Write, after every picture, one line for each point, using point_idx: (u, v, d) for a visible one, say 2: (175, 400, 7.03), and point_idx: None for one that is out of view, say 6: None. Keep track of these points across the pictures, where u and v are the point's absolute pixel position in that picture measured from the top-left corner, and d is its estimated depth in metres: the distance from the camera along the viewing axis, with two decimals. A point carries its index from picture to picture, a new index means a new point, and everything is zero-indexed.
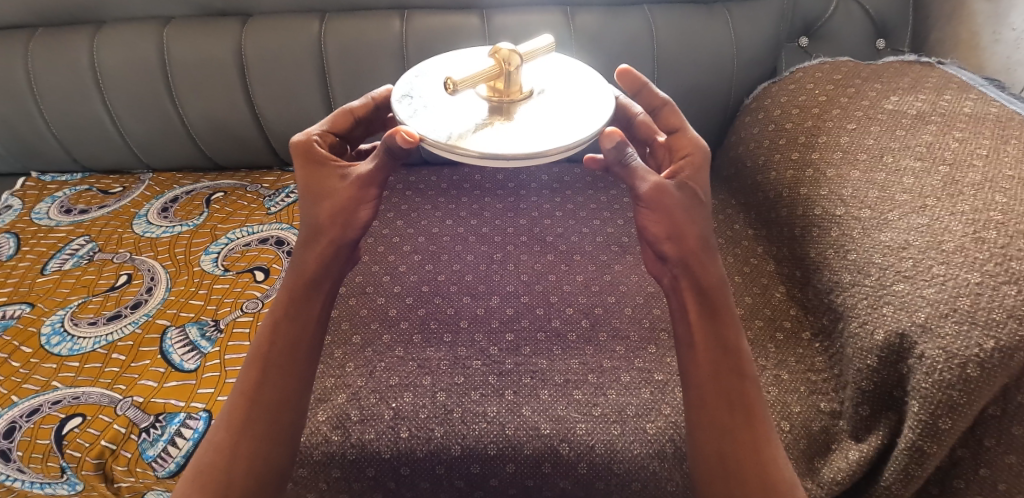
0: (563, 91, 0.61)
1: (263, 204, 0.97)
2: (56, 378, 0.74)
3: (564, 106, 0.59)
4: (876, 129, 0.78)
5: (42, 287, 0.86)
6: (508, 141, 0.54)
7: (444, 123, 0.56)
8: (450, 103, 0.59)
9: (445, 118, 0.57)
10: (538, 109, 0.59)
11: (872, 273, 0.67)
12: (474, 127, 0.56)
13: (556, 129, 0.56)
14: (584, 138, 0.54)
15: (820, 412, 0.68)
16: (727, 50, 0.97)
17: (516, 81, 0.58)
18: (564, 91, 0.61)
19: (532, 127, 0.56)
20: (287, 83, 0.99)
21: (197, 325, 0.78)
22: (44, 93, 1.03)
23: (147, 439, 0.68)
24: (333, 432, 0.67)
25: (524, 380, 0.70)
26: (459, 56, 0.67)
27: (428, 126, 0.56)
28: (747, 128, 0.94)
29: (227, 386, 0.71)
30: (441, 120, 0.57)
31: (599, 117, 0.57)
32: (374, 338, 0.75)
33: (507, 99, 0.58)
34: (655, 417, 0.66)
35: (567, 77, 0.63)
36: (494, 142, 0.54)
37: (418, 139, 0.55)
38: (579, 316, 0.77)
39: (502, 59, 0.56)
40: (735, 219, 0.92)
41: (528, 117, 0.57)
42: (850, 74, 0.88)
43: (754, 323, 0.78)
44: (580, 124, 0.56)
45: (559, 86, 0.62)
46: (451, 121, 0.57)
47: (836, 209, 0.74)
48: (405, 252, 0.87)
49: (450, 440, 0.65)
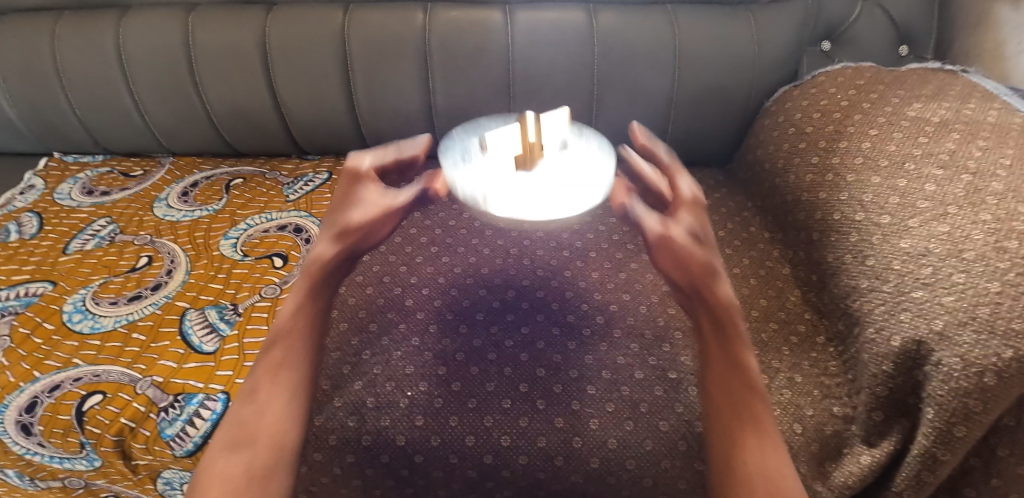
0: (581, 155, 0.72)
1: (282, 191, 0.98)
2: (78, 356, 0.75)
3: (577, 171, 0.69)
4: (898, 135, 0.77)
5: (64, 266, 0.87)
6: (515, 206, 0.62)
7: (474, 181, 0.66)
8: (484, 159, 0.70)
9: (477, 175, 0.67)
10: (554, 168, 0.69)
11: (890, 279, 0.67)
12: (499, 187, 0.65)
13: (570, 193, 0.66)
14: (589, 206, 0.64)
15: (833, 417, 0.68)
16: (749, 52, 0.97)
17: (537, 143, 0.69)
18: (581, 154, 0.72)
19: (543, 180, 0.67)
20: (308, 71, 1.00)
21: (216, 308, 0.79)
22: (69, 75, 1.04)
23: (165, 418, 0.69)
24: (349, 418, 0.67)
25: (539, 373, 0.70)
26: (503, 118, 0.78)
27: (463, 182, 0.67)
28: (767, 131, 0.94)
29: (244, 368, 0.72)
30: (471, 178, 0.67)
31: (604, 185, 0.67)
32: (391, 327, 0.76)
33: (529, 155, 0.69)
34: (668, 415, 0.67)
35: (586, 140, 0.75)
36: (512, 206, 0.62)
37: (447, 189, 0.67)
38: (595, 313, 0.78)
39: (524, 123, 0.69)
40: (751, 221, 0.93)
41: (545, 174, 0.68)
42: (873, 80, 0.88)
43: (768, 326, 0.78)
44: (587, 191, 0.66)
45: (579, 150, 0.73)
46: (481, 179, 0.67)
47: (856, 214, 0.74)
48: (422, 243, 0.87)
49: (465, 430, 0.66)
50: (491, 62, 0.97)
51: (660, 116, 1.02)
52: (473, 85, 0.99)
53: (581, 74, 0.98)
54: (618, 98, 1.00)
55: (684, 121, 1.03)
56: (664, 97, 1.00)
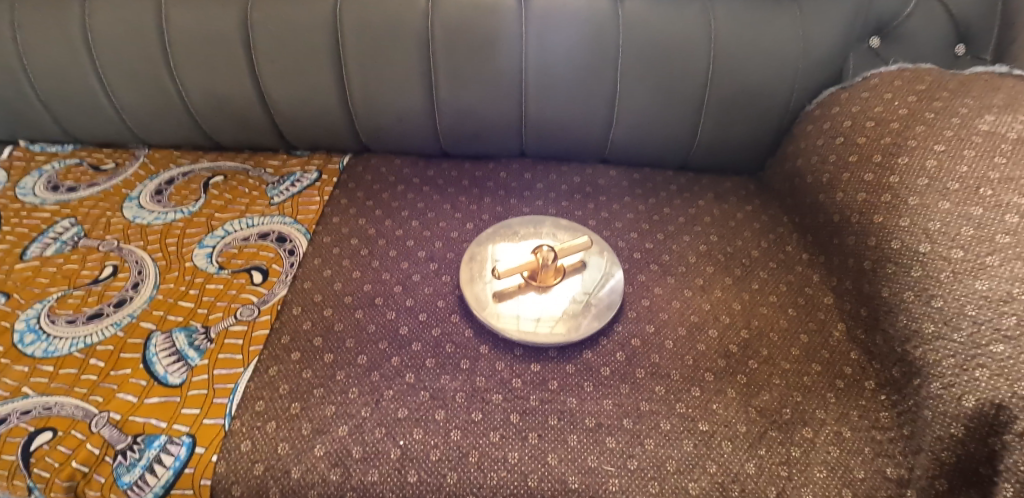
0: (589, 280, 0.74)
1: (265, 193, 0.88)
2: (27, 384, 0.66)
3: (586, 291, 0.72)
4: (970, 153, 0.66)
5: (20, 275, 0.78)
6: (530, 314, 0.69)
7: (491, 286, 0.72)
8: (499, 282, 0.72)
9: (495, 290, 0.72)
10: (567, 290, 0.72)
11: (962, 326, 0.57)
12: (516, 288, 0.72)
13: (580, 313, 0.70)
14: (600, 323, 0.69)
15: (887, 480, 0.59)
16: (792, 49, 0.86)
17: (552, 270, 0.71)
18: (593, 299, 0.71)
19: (555, 306, 0.70)
20: (298, 59, 0.89)
21: (185, 331, 0.70)
22: (31, 56, 0.93)
23: (122, 463, 0.60)
24: (332, 470, 0.59)
25: (551, 421, 0.62)
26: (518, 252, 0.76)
27: (479, 293, 0.71)
28: (810, 138, 0.84)
29: (214, 406, 0.63)
30: (490, 288, 0.72)
31: (610, 308, 0.70)
32: (382, 359, 0.67)
33: (541, 285, 0.72)
34: (699, 476, 0.58)
35: (600, 282, 0.73)
36: (529, 314, 0.69)
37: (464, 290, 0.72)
38: (615, 348, 0.68)
39: (541, 257, 0.70)
40: (787, 240, 0.84)
41: (558, 295, 0.71)
42: (935, 85, 0.76)
43: (811, 368, 0.68)
44: (596, 308, 0.70)
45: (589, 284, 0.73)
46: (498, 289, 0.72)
47: (920, 245, 0.64)
48: (420, 259, 0.78)
49: (464, 489, 0.58)
50: (502, 54, 0.87)
51: (688, 118, 0.92)
52: (480, 79, 0.89)
53: (602, 69, 0.88)
54: (642, 97, 0.90)
55: (714, 124, 0.92)
56: (694, 97, 0.90)
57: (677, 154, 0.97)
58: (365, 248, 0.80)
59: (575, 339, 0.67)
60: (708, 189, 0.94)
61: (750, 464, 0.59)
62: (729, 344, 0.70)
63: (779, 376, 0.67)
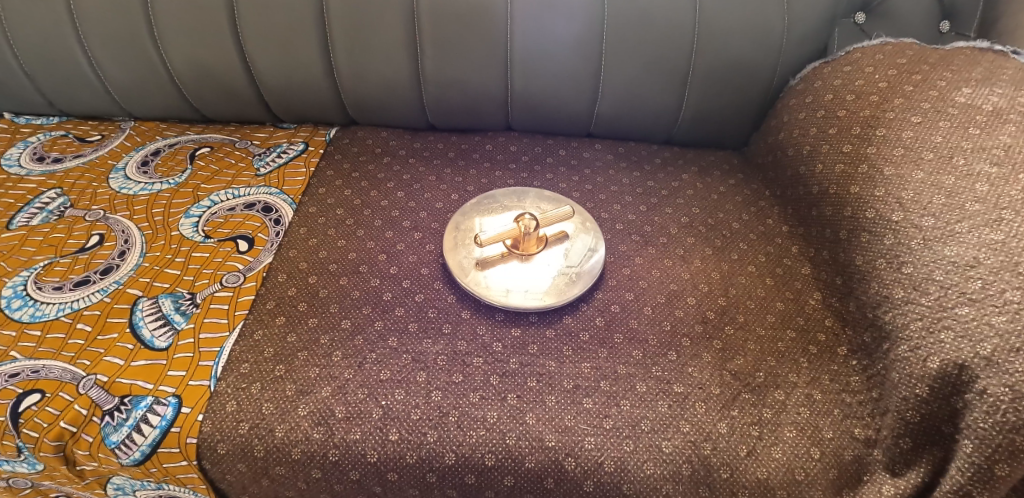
0: (572, 248, 0.75)
1: (251, 164, 0.89)
2: (15, 348, 0.66)
3: (570, 258, 0.74)
4: (945, 124, 0.67)
5: (6, 243, 0.78)
6: (512, 282, 0.71)
7: (473, 256, 0.73)
8: (481, 253, 0.74)
9: (478, 260, 0.73)
10: (550, 257, 0.73)
11: (930, 291, 0.59)
12: (499, 256, 0.73)
13: (563, 279, 0.71)
14: (584, 288, 0.70)
15: (854, 440, 0.61)
16: (776, 23, 0.86)
17: (533, 238, 0.72)
18: (575, 266, 0.73)
19: (539, 273, 0.72)
20: (283, 30, 0.89)
21: (171, 298, 0.70)
22: (13, 25, 0.92)
23: (110, 423, 0.61)
24: (315, 429, 0.61)
25: (529, 383, 0.63)
26: (500, 223, 0.76)
27: (460, 261, 0.72)
28: (792, 112, 0.85)
29: (200, 369, 0.64)
30: (473, 258, 0.73)
31: (593, 274, 0.72)
32: (366, 324, 0.68)
33: (523, 252, 0.73)
34: (672, 435, 0.60)
35: (582, 251, 0.75)
36: (511, 283, 0.71)
37: (447, 258, 0.73)
38: (594, 314, 0.70)
39: (523, 225, 0.70)
40: (768, 213, 0.85)
41: (540, 263, 0.73)
42: (916, 59, 0.77)
43: (785, 334, 0.70)
44: (578, 274, 0.72)
45: (572, 252, 0.74)
46: (481, 258, 0.73)
47: (893, 214, 0.65)
48: (405, 228, 0.79)
49: (444, 447, 0.59)
50: (487, 25, 0.87)
51: (673, 92, 0.93)
52: (467, 51, 0.89)
53: (588, 41, 0.87)
54: (628, 70, 0.90)
55: (699, 97, 0.93)
56: (679, 70, 0.90)
57: (662, 128, 0.98)
58: (351, 218, 0.81)
59: (557, 305, 0.69)
60: (692, 163, 0.95)
61: (722, 423, 0.61)
62: (706, 311, 0.71)
63: (754, 341, 0.69)
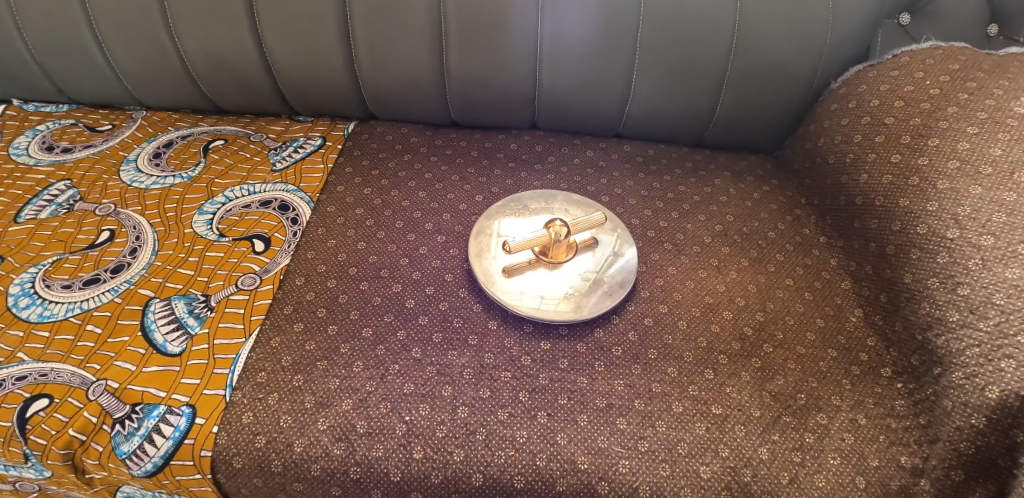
0: (602, 256, 0.71)
1: (267, 158, 0.86)
2: (22, 349, 0.63)
3: (600, 267, 0.70)
4: (1004, 136, 0.64)
5: (14, 237, 0.75)
6: (540, 292, 0.67)
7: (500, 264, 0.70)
8: (509, 260, 0.70)
9: (506, 267, 0.69)
10: (579, 266, 0.70)
11: (989, 315, 0.55)
12: (527, 264, 0.70)
13: (594, 290, 0.68)
14: (616, 300, 0.67)
15: (901, 469, 0.58)
16: (820, 23, 0.82)
17: (563, 245, 0.69)
18: (606, 276, 0.69)
19: (568, 283, 0.68)
20: (301, 20, 0.85)
21: (184, 299, 0.67)
22: (21, 9, 0.88)
23: (121, 432, 0.58)
24: (334, 445, 0.58)
25: (560, 400, 0.60)
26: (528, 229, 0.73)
27: (486, 269, 0.69)
28: (833, 116, 0.81)
29: (214, 377, 0.61)
30: (501, 265, 0.70)
31: (626, 285, 0.69)
32: (388, 333, 0.65)
33: (551, 259, 0.69)
34: (711, 460, 0.57)
35: (613, 260, 0.71)
36: (540, 293, 0.67)
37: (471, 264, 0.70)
38: (626, 328, 0.67)
39: (552, 231, 0.68)
40: (805, 222, 0.81)
41: (569, 273, 0.69)
42: (969, 65, 0.73)
43: (827, 353, 0.67)
44: (609, 284, 0.69)
45: (602, 261, 0.71)
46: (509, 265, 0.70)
47: (948, 231, 0.62)
48: (427, 230, 0.76)
49: (471, 467, 0.57)
50: (515, 19, 0.83)
51: (706, 93, 0.89)
52: (493, 46, 0.85)
53: (620, 37, 0.83)
54: (661, 69, 0.86)
55: (734, 99, 0.89)
56: (714, 71, 0.86)
57: (693, 130, 0.94)
58: (371, 219, 0.77)
59: (586, 317, 0.65)
60: (724, 167, 0.91)
61: (763, 448, 0.58)
62: (744, 326, 0.68)
63: (794, 360, 0.65)
